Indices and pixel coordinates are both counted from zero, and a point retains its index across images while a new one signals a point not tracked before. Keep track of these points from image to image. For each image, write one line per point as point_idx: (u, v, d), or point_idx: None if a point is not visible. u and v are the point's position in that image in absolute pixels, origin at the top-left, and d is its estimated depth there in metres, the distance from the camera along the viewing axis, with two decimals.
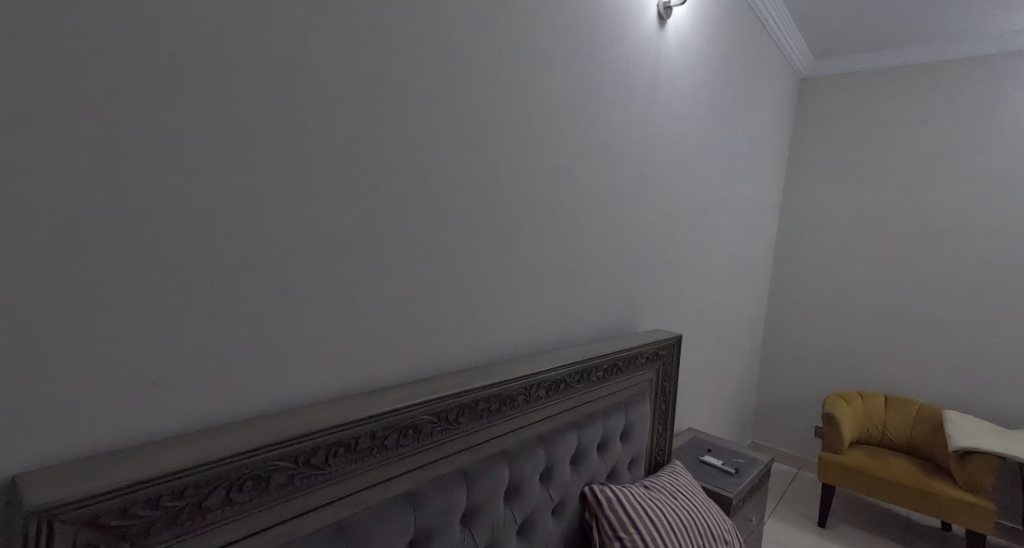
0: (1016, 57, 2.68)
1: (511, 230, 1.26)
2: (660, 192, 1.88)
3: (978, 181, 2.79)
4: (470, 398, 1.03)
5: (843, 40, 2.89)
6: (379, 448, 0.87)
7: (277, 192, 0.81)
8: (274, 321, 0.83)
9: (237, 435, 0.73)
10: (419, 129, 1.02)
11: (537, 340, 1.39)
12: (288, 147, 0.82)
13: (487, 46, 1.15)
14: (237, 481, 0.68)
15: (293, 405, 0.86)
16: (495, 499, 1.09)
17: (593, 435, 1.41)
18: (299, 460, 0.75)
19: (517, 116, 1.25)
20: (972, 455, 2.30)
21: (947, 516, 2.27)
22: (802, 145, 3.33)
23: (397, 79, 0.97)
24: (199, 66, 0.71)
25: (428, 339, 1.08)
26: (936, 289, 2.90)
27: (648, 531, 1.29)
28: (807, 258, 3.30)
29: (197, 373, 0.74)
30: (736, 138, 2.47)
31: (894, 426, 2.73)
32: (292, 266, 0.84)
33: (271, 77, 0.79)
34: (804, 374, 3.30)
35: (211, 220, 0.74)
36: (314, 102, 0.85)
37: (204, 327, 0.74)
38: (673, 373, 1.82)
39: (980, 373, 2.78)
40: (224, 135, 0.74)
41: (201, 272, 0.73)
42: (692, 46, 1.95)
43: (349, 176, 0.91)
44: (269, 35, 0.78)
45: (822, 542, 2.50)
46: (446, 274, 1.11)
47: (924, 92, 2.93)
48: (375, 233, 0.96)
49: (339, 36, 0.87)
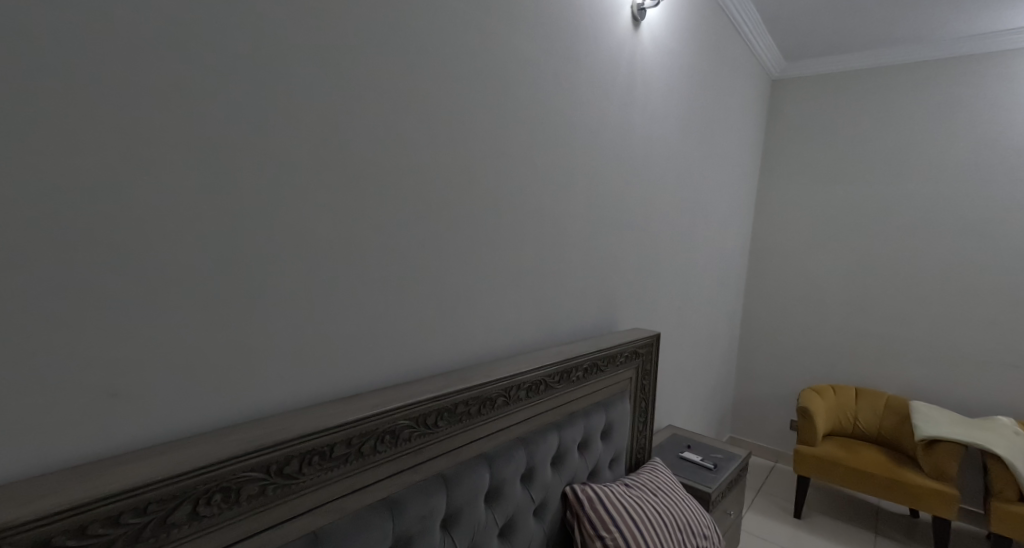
0: (979, 59, 2.75)
1: (488, 231, 1.25)
2: (637, 193, 1.88)
3: (945, 180, 2.85)
4: (449, 401, 1.02)
5: (814, 42, 2.91)
6: (355, 455, 0.86)
7: (245, 194, 0.79)
8: (245, 326, 0.80)
9: (205, 446, 0.71)
10: (395, 129, 1.01)
11: (516, 342, 1.38)
12: (254, 148, 0.79)
13: (459, 46, 1.13)
14: (204, 494, 0.66)
15: (265, 414, 0.84)
16: (475, 502, 1.08)
17: (573, 435, 1.41)
18: (270, 470, 0.73)
19: (492, 117, 1.23)
20: (938, 443, 2.39)
21: (915, 504, 2.33)
22: (774, 145, 3.37)
23: (371, 78, 0.96)
24: (155, 66, 0.68)
25: (405, 342, 1.07)
26: (904, 284, 2.97)
27: (628, 530, 1.30)
28: (781, 255, 3.35)
29: (159, 383, 0.71)
30: (711, 137, 2.50)
31: (865, 418, 2.80)
32: (263, 270, 0.82)
33: (233, 75, 0.76)
34: (780, 369, 3.36)
35: (173, 224, 0.71)
36: (281, 103, 0.82)
37: (167, 335, 0.72)
38: (652, 371, 1.83)
39: (947, 365, 2.86)
40: (185, 137, 0.71)
41: (164, 278, 0.71)
42: (666, 47, 1.95)
43: (320, 177, 0.89)
44: (230, 30, 0.75)
45: (797, 533, 2.56)
46: (422, 277, 1.09)
47: (894, 93, 2.97)
48: (349, 234, 0.94)
49: (306, 33, 0.85)
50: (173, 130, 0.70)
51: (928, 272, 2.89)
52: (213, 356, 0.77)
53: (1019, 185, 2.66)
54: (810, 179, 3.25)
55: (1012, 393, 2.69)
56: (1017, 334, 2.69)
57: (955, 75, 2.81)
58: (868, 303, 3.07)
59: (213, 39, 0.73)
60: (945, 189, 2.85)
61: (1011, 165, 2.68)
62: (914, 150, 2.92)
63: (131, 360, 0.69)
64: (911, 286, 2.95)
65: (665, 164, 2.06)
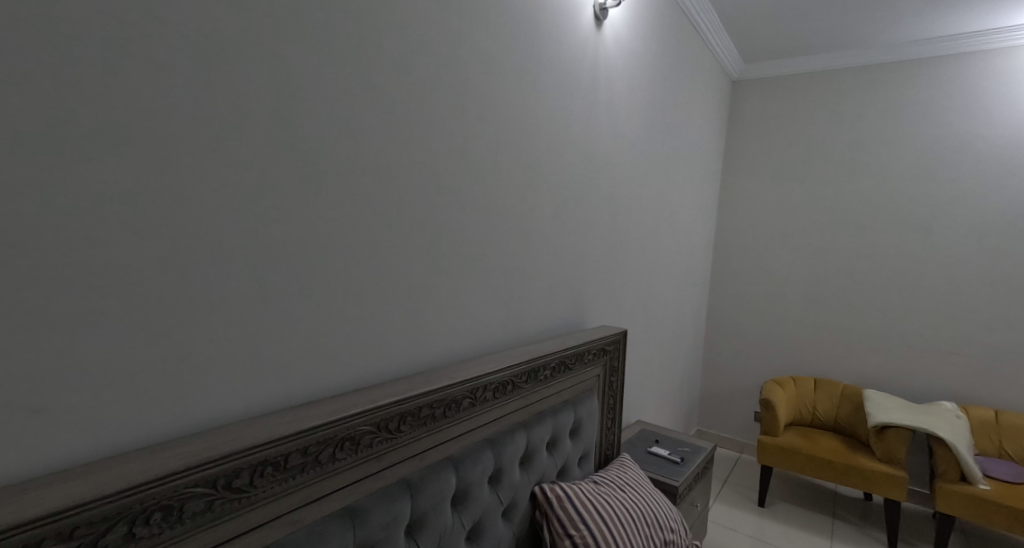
0: (924, 63, 2.88)
1: (450, 231, 1.23)
2: (602, 192, 1.90)
3: (892, 179, 2.98)
4: (412, 405, 1.00)
5: (770, 44, 3.00)
6: (312, 464, 0.82)
7: (187, 194, 0.74)
8: (189, 334, 0.76)
9: (145, 462, 0.66)
10: (353, 128, 0.98)
11: (482, 342, 1.37)
12: (199, 145, 0.75)
13: (416, 41, 1.10)
14: (142, 514, 0.62)
15: (214, 425, 0.80)
16: (441, 506, 1.06)
17: (542, 433, 1.41)
18: (219, 485, 0.70)
19: (454, 114, 1.22)
20: (888, 429, 2.50)
21: (868, 487, 2.44)
22: (735, 144, 3.46)
23: (327, 75, 0.92)
24: (77, 57, 0.63)
25: (367, 344, 1.05)
26: (857, 278, 3.09)
27: (596, 527, 1.30)
28: (742, 250, 3.45)
29: (91, 398, 0.67)
30: (674, 134, 2.54)
31: (823, 408, 2.90)
32: (207, 273, 0.77)
33: (174, 70, 0.72)
34: (743, 361, 3.45)
35: (103, 226, 0.66)
36: (226, 96, 0.78)
37: (97, 345, 0.67)
38: (620, 368, 1.85)
39: (896, 356, 2.99)
40: (120, 136, 0.67)
41: (95, 283, 0.66)
42: (629, 47, 1.97)
43: (271, 174, 0.85)
44: (170, 24, 0.71)
45: (760, 520, 2.64)
46: (384, 279, 1.07)
47: (844, 95, 3.10)
48: (305, 235, 0.91)
49: (252, 23, 0.80)
50: (106, 127, 0.66)
51: (880, 266, 3.03)
52: (152, 364, 0.72)
53: (959, 183, 2.82)
54: (768, 177, 3.35)
55: (955, 379, 2.85)
56: (959, 324, 2.84)
57: (901, 78, 2.94)
58: (824, 296, 3.19)
59: (148, 29, 0.69)
60: (893, 187, 2.98)
61: (952, 163, 2.83)
62: (864, 149, 3.05)
63: (57, 374, 0.64)
64: (863, 280, 3.08)
65: (630, 161, 2.09)
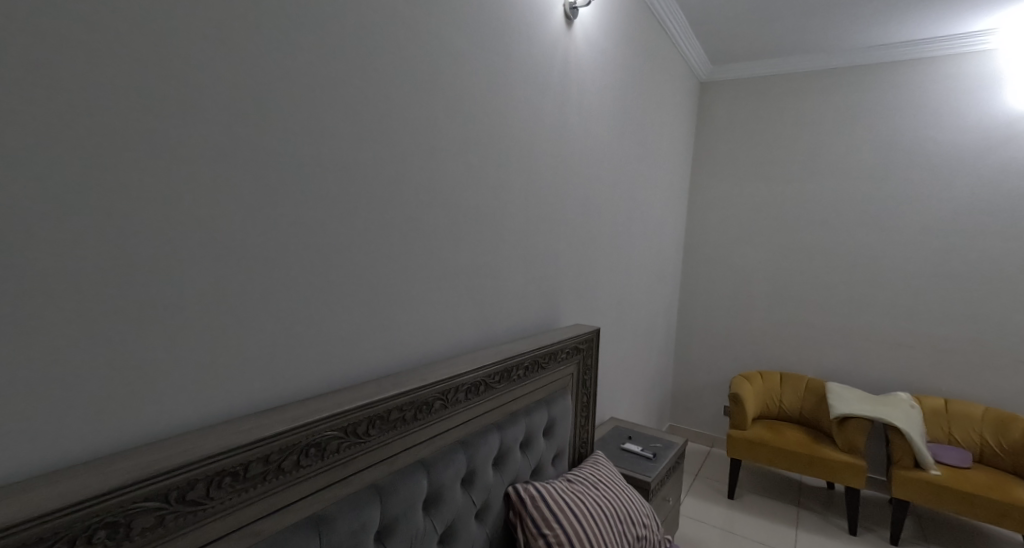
0: (881, 67, 2.99)
1: (421, 230, 1.21)
2: (573, 190, 1.90)
3: (852, 179, 3.09)
4: (381, 408, 0.97)
5: (736, 47, 3.06)
6: (275, 472, 0.79)
7: (138, 193, 0.71)
8: (141, 339, 0.72)
9: (90, 476, 0.62)
10: (318, 126, 0.95)
11: (453, 343, 1.35)
12: (152, 141, 0.71)
13: (384, 38, 1.07)
14: (85, 532, 0.59)
15: (171, 434, 0.76)
16: (412, 510, 1.03)
17: (515, 433, 1.40)
18: (171, 498, 0.66)
19: (423, 110, 1.19)
20: (849, 421, 2.59)
21: (831, 477, 2.52)
22: (703, 144, 3.52)
23: (291, 72, 0.89)
24: (15, 48, 0.59)
25: (334, 347, 1.02)
26: (819, 274, 3.19)
27: (570, 526, 1.30)
28: (710, 248, 3.52)
29: (33, 409, 0.63)
30: (645, 133, 2.57)
31: (788, 401, 2.99)
32: (160, 276, 0.73)
33: (124, 64, 0.68)
34: (712, 357, 3.52)
35: (38, 225, 0.62)
36: (179, 90, 0.74)
37: (33, 353, 0.62)
38: (593, 365, 1.85)
39: (856, 349, 3.10)
40: (64, 131, 0.63)
41: (30, 287, 0.62)
42: (599, 46, 1.98)
43: (228, 169, 0.81)
44: (119, 15, 0.67)
45: (729, 511, 2.70)
46: (351, 281, 1.04)
47: (807, 97, 3.19)
48: (267, 237, 0.87)
49: (210, 17, 0.77)
50: (47, 120, 0.62)
51: (841, 263, 3.13)
52: (98, 372, 0.68)
53: (915, 183, 2.93)
54: (736, 176, 3.42)
55: (911, 370, 2.97)
56: (914, 318, 2.96)
57: (860, 82, 3.05)
58: (789, 293, 3.28)
59: (96, 24, 0.65)
60: (853, 187, 3.09)
61: (907, 164, 2.95)
62: (826, 150, 3.15)
63: None
64: (825, 276, 3.18)
65: (600, 159, 2.09)
